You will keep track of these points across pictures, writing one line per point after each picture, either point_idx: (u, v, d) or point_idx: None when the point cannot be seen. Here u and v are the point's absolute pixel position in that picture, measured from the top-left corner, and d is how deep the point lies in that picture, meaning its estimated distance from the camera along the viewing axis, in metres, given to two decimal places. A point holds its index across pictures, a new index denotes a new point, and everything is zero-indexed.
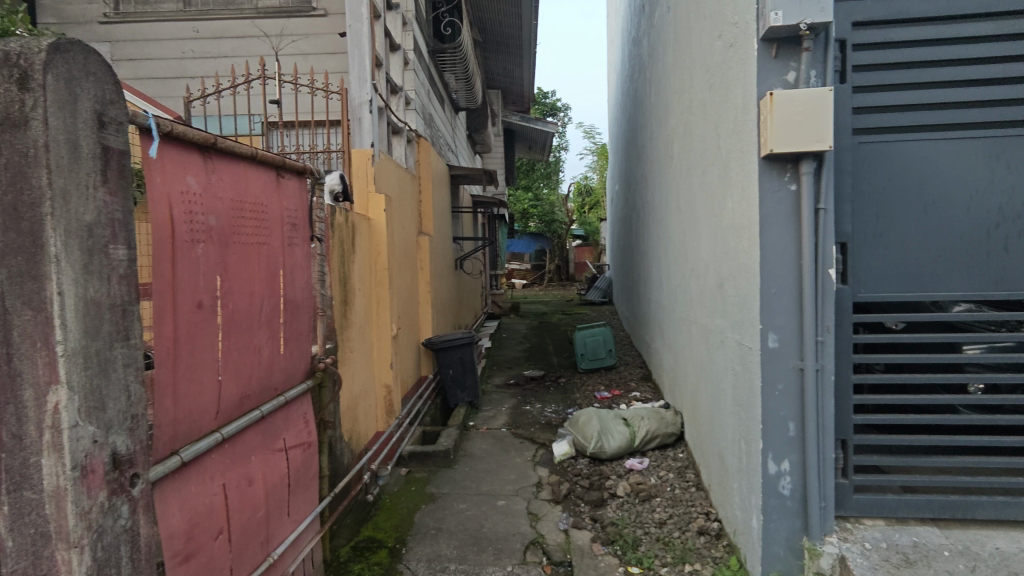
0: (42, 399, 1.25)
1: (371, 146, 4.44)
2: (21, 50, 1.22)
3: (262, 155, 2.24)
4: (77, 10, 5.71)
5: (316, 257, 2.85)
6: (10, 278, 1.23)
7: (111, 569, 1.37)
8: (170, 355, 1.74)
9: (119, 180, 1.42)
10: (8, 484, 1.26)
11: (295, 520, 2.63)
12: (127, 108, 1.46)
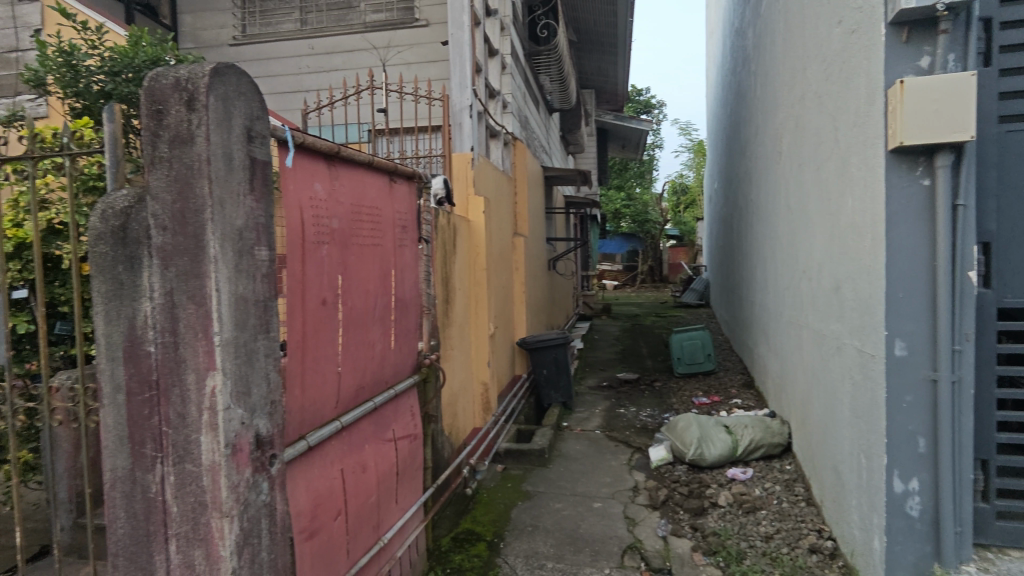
0: (202, 382, 1.41)
1: (471, 149, 4.57)
2: (189, 76, 1.38)
3: (378, 161, 2.38)
4: (211, 35, 6.39)
5: (423, 257, 2.98)
6: (179, 276, 1.40)
7: (254, 538, 1.52)
8: (299, 347, 1.89)
9: (263, 188, 1.57)
10: (175, 457, 1.44)
11: (401, 508, 2.76)
12: (270, 123, 1.61)
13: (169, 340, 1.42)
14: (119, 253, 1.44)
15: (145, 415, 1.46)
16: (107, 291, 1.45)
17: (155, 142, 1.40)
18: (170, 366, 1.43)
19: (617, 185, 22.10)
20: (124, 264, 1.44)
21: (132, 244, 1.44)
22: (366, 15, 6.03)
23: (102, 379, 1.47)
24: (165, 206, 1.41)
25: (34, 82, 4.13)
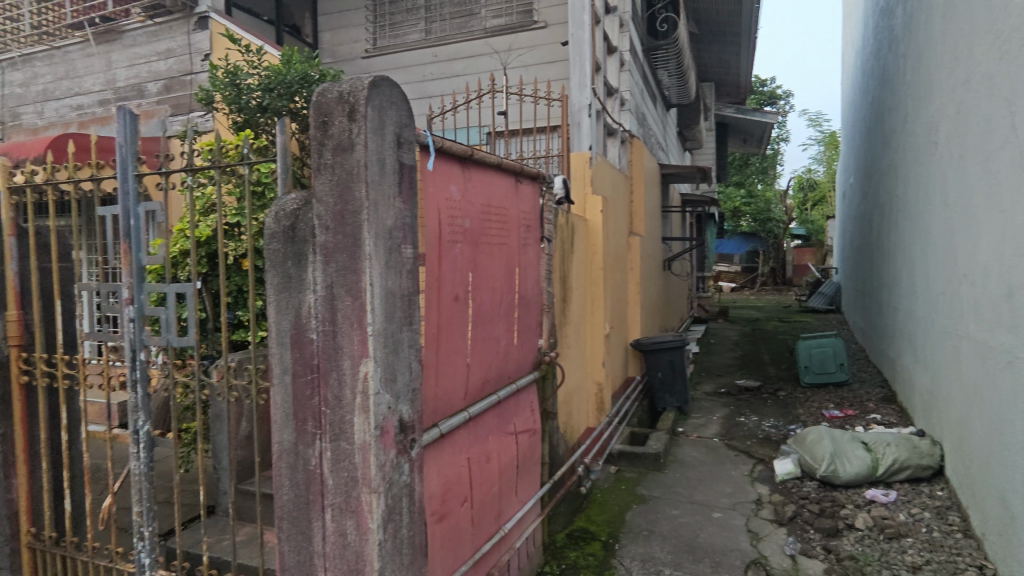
0: (357, 368, 1.55)
1: (589, 148, 4.56)
2: (351, 90, 1.52)
3: (506, 163, 2.46)
4: (346, 50, 6.96)
5: (544, 256, 3.04)
6: (338, 271, 1.55)
7: (396, 514, 1.64)
8: (434, 340, 2.01)
9: (409, 191, 1.69)
10: (331, 434, 1.59)
11: (521, 500, 2.84)
12: (416, 129, 1.72)
13: (330, 328, 1.57)
14: (289, 251, 1.62)
15: (308, 395, 1.62)
16: (278, 284, 1.64)
17: (322, 150, 1.56)
18: (329, 352, 1.58)
19: (736, 182, 20.96)
20: (292, 260, 1.62)
21: (300, 242, 1.60)
22: (486, 21, 6.23)
23: (273, 361, 1.66)
24: (328, 208, 1.56)
25: (204, 99, 4.74)
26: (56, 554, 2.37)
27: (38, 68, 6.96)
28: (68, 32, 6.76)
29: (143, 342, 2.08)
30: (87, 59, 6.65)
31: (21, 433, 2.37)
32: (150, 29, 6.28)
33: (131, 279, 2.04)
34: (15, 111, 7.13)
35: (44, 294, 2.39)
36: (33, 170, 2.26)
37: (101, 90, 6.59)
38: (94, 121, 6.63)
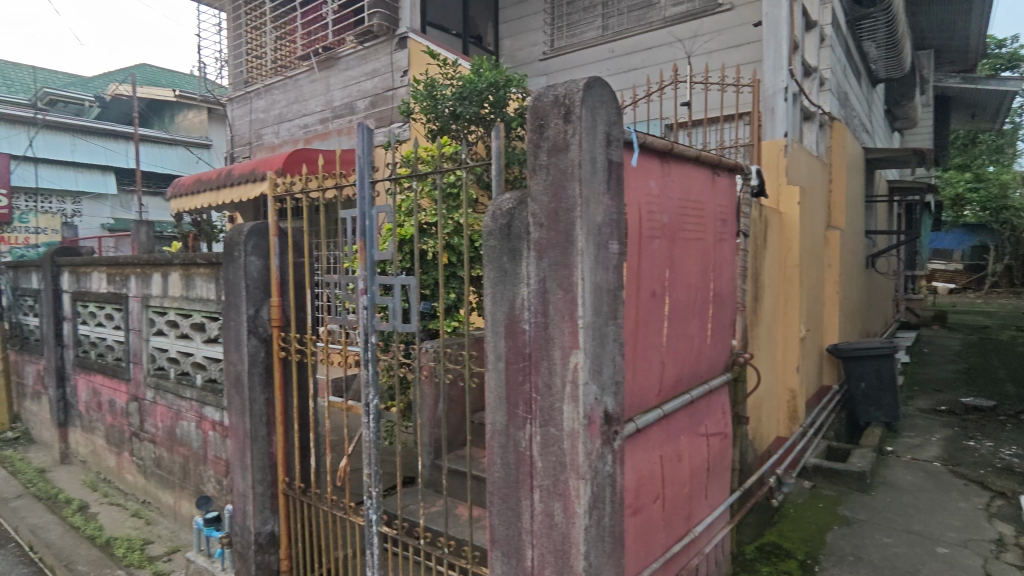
0: (567, 358, 1.62)
1: (784, 135, 4.21)
2: (566, 93, 1.60)
3: (705, 155, 2.39)
4: (526, 54, 7.25)
5: (740, 252, 2.88)
6: (552, 266, 1.63)
7: (600, 502, 1.69)
8: (633, 335, 2.01)
9: (616, 187, 1.72)
10: (541, 420, 1.69)
11: (711, 504, 2.74)
12: (623, 126, 1.75)
13: (542, 320, 1.67)
14: (504, 246, 1.75)
15: (520, 381, 1.74)
16: (494, 277, 1.78)
17: (537, 152, 1.66)
18: (540, 342, 1.67)
19: (960, 165, 17.77)
20: (508, 255, 1.74)
21: (515, 238, 1.72)
22: (667, 11, 6.08)
23: (488, 349, 1.80)
24: (542, 206, 1.65)
25: (406, 112, 5.30)
26: (303, 502, 2.83)
27: (275, 95, 8.30)
28: (297, 63, 7.97)
29: (374, 327, 2.38)
30: (311, 85, 7.77)
31: (280, 399, 2.87)
32: (360, 54, 7.14)
33: (365, 272, 2.35)
34: (259, 133, 8.61)
35: (298, 284, 2.86)
36: (291, 181, 2.71)
37: (322, 110, 7.67)
38: (316, 137, 7.76)
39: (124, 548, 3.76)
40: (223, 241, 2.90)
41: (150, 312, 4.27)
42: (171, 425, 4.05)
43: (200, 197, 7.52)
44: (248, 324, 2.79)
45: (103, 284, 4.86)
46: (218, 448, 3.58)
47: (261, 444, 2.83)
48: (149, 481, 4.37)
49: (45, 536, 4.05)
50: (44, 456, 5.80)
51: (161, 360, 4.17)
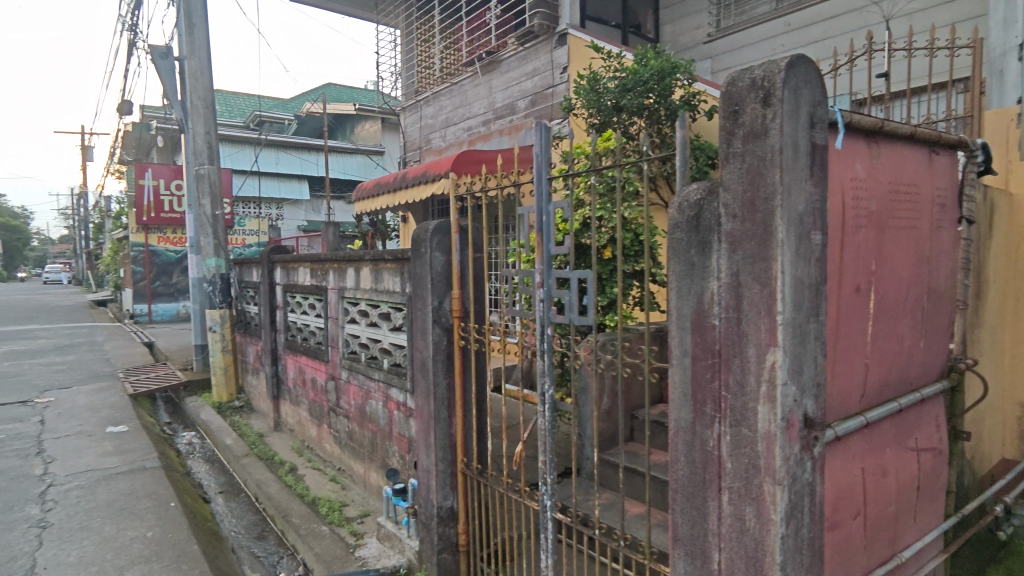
0: (763, 356, 1.53)
1: (1017, 101, 3.54)
2: (765, 75, 1.50)
3: (921, 132, 2.10)
4: (688, 38, 7.01)
5: (961, 242, 2.50)
6: (747, 258, 1.55)
7: (798, 511, 1.58)
8: (834, 335, 1.83)
9: (820, 172, 1.58)
10: (733, 419, 1.62)
11: (920, 529, 2.42)
12: (829, 105, 1.61)
13: (734, 315, 1.59)
14: (693, 239, 1.70)
15: (708, 378, 1.68)
16: (680, 271, 1.74)
17: (731, 140, 1.58)
18: (733, 338, 1.60)
19: None
20: (697, 248, 1.69)
21: (704, 230, 1.67)
22: None
23: (673, 344, 1.77)
24: (737, 196, 1.58)
25: (567, 107, 5.37)
26: (480, 482, 3.01)
27: (442, 101, 8.88)
28: (462, 70, 8.43)
29: (550, 319, 2.45)
30: (475, 88, 8.18)
31: (460, 384, 3.08)
32: (521, 54, 7.36)
33: (542, 266, 2.43)
34: (428, 138, 9.29)
35: (476, 277, 3.05)
36: (472, 181, 2.89)
37: (484, 112, 8.05)
38: (479, 139, 8.17)
39: (326, 508, 4.31)
40: (412, 238, 3.18)
41: (345, 302, 4.83)
42: (362, 403, 4.55)
43: (379, 200, 8.29)
44: (433, 314, 3.03)
45: (308, 277, 5.59)
46: (402, 426, 3.95)
47: (442, 425, 3.07)
48: (343, 451, 4.96)
49: (266, 490, 4.78)
50: (262, 423, 6.86)
51: (354, 344, 4.70)
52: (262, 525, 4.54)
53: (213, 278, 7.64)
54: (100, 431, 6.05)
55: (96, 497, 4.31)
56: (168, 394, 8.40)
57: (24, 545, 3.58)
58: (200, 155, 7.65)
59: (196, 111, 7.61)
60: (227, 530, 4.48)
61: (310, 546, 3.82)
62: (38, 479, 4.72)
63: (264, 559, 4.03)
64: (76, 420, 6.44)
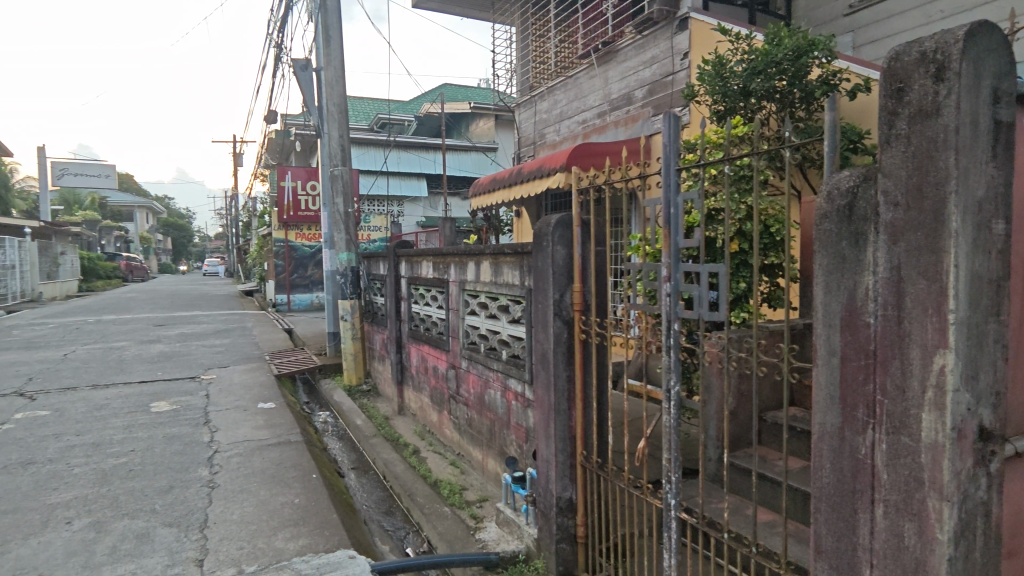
0: (929, 360, 1.39)
1: None
2: (937, 47, 1.35)
3: None
4: (825, 11, 6.44)
5: None
6: (912, 251, 1.41)
7: (970, 532, 1.41)
8: (1017, 337, 1.61)
9: (1005, 154, 1.40)
10: (890, 426, 1.48)
11: None
12: (1017, 75, 1.41)
13: (893, 313, 1.46)
14: (844, 230, 1.58)
15: (861, 380, 1.55)
16: (829, 265, 1.62)
17: (894, 121, 1.44)
18: (892, 338, 1.47)
19: None
20: (848, 239, 1.57)
21: (858, 220, 1.54)
22: None
23: (818, 342, 1.66)
24: (900, 182, 1.44)
25: (689, 95, 5.17)
26: (600, 476, 3.01)
27: (557, 96, 8.90)
28: (578, 63, 8.39)
29: (677, 314, 2.38)
30: (590, 81, 8.11)
31: (580, 377, 3.10)
32: (639, 43, 7.19)
33: (670, 259, 2.38)
34: (542, 132, 9.37)
35: (598, 270, 3.05)
36: (594, 174, 2.89)
37: (600, 104, 7.96)
38: (593, 132, 8.09)
39: (448, 490, 4.52)
40: (534, 232, 3.24)
41: (465, 295, 5.02)
42: (481, 392, 4.72)
43: (494, 195, 8.51)
44: (554, 307, 3.07)
45: (430, 271, 5.88)
46: (520, 417, 4.04)
47: (563, 417, 3.10)
48: (463, 437, 5.17)
49: (393, 470, 5.11)
50: (388, 407, 7.34)
51: (474, 335, 4.88)
52: (390, 502, 4.86)
53: (345, 271, 8.27)
54: (253, 406, 6.81)
55: (253, 464, 4.86)
56: (306, 377, 9.23)
57: (198, 501, 4.14)
58: (335, 157, 8.28)
59: (332, 117, 8.26)
60: (359, 503, 4.85)
61: (434, 525, 4.03)
62: (206, 445, 5.41)
63: (392, 533, 4.32)
64: (234, 396, 7.29)
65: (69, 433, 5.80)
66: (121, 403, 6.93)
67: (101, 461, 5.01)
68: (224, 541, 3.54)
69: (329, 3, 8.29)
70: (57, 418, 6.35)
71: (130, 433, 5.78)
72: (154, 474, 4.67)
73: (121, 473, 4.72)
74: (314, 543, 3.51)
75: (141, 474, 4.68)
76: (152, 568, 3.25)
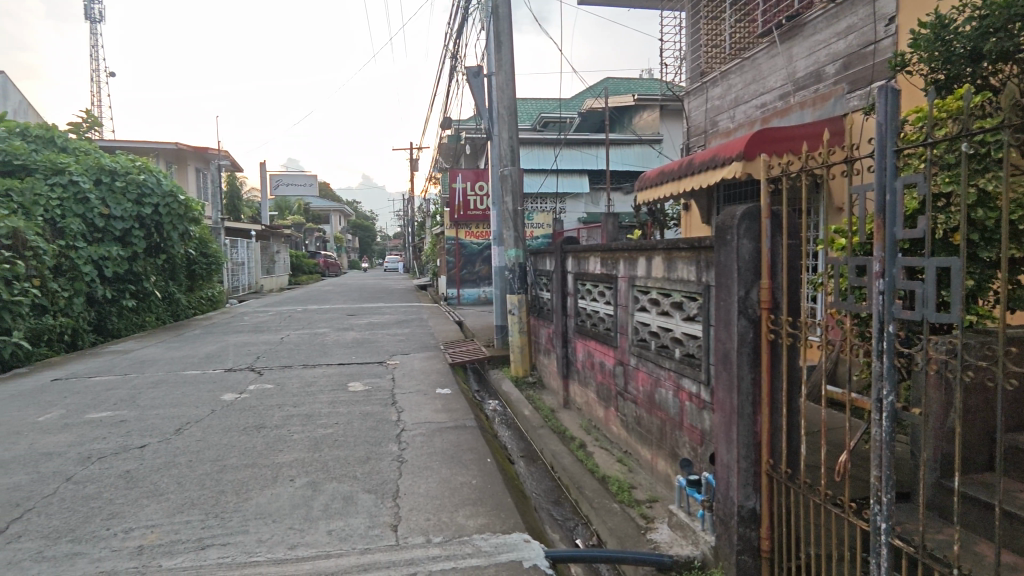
0: None
1: None
2: None
3: None
4: None
5: None
6: None
7: None
8: None
9: None
10: None
11: None
12: None
13: None
14: None
15: None
16: None
17: None
18: None
19: None
20: None
21: None
22: None
23: None
24: None
25: (897, 65, 4.52)
26: (790, 488, 2.77)
27: (732, 80, 8.34)
28: (757, 41, 7.77)
29: (892, 314, 2.10)
30: (772, 60, 7.48)
31: (767, 381, 2.88)
32: (831, 13, 6.48)
33: (884, 252, 2.10)
34: (714, 120, 8.88)
35: (790, 265, 2.82)
36: (788, 162, 2.68)
37: (783, 85, 7.30)
38: (775, 115, 7.45)
39: (616, 486, 4.51)
40: (716, 225, 3.09)
41: (635, 291, 4.95)
42: (651, 390, 4.61)
43: (662, 188, 8.24)
44: (739, 305, 2.89)
45: (598, 266, 5.89)
46: (695, 418, 3.89)
47: (747, 422, 2.91)
48: (631, 435, 5.10)
49: (561, 462, 5.22)
50: (553, 399, 7.51)
51: (644, 332, 4.78)
52: (559, 492, 4.95)
53: (513, 267, 8.62)
54: (432, 391, 7.41)
55: (434, 444, 5.30)
56: (477, 366, 9.79)
57: (390, 473, 4.62)
58: (505, 158, 8.66)
59: (502, 119, 8.62)
60: (530, 490, 5.02)
61: (603, 520, 4.04)
62: (395, 424, 6.01)
63: (562, 523, 4.39)
64: (415, 380, 8.01)
65: (288, 404, 6.83)
66: (326, 382, 7.97)
67: (313, 430, 5.82)
68: (414, 511, 3.91)
69: (501, 11, 8.66)
70: (278, 391, 7.50)
71: (334, 408, 6.63)
72: (355, 445, 5.31)
73: (329, 442, 5.44)
74: (492, 523, 3.73)
75: (344, 445, 5.34)
76: (357, 527, 3.70)
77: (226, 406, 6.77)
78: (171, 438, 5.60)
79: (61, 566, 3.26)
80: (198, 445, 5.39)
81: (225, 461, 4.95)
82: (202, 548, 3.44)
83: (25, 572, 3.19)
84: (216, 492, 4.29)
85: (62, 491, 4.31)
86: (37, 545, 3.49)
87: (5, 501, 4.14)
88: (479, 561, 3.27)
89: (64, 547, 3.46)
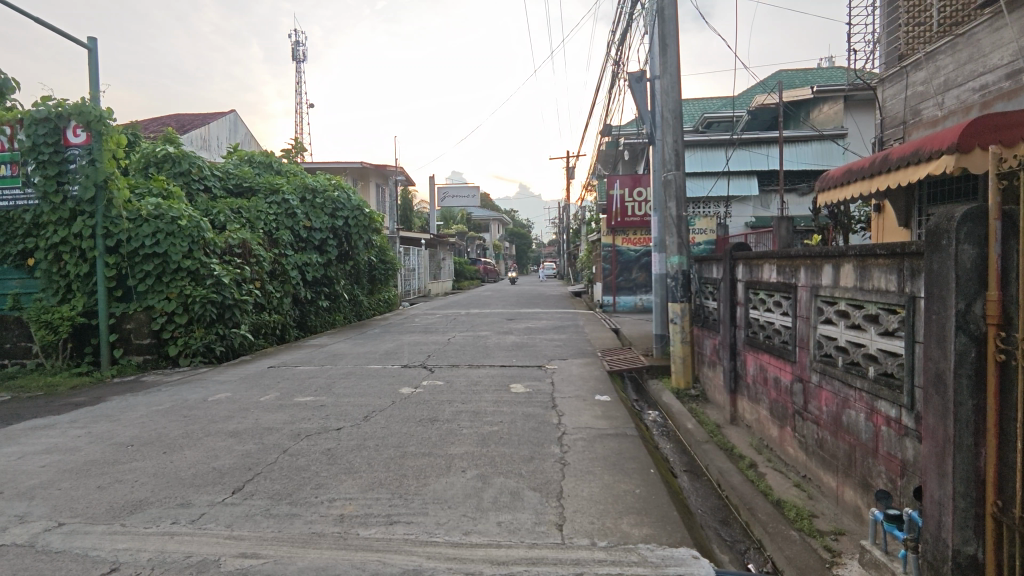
0: None
1: None
2: None
3: None
4: None
5: None
6: None
7: None
8: None
9: None
10: None
11: None
12: None
13: None
14: None
15: None
16: None
17: None
18: None
19: None
20: None
21: None
22: None
23: None
24: None
25: None
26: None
27: (940, 61, 7.28)
28: (975, 14, 6.69)
29: None
30: (996, 34, 6.41)
31: (995, 408, 2.48)
32: None
33: None
34: (917, 108, 7.86)
35: None
36: None
37: (1011, 61, 6.21)
38: (999, 98, 6.38)
39: (794, 513, 4.15)
40: (928, 228, 2.74)
41: (819, 301, 4.53)
42: (837, 411, 4.19)
43: (849, 187, 7.40)
44: (958, 319, 2.53)
45: (774, 274, 5.49)
46: (894, 446, 3.47)
47: (967, 455, 2.53)
48: (811, 459, 4.66)
49: (729, 480, 4.95)
50: (719, 415, 7.13)
51: (829, 347, 4.35)
52: (726, 511, 4.65)
53: (675, 274, 8.27)
54: (591, 397, 7.46)
55: (596, 449, 5.34)
56: (634, 375, 9.61)
57: (554, 473, 4.75)
58: (668, 162, 8.41)
59: (667, 122, 8.36)
60: (695, 505, 4.75)
61: (780, 547, 3.75)
62: (556, 426, 6.16)
63: (731, 544, 4.09)
64: (574, 385, 8.12)
65: (458, 401, 7.33)
66: (489, 382, 8.42)
67: (480, 427, 6.19)
68: (578, 513, 3.98)
69: (667, 12, 8.47)
70: (448, 388, 8.10)
71: (499, 407, 7.00)
72: (518, 444, 5.54)
73: (496, 439, 5.74)
74: (658, 534, 3.67)
75: (510, 442, 5.61)
76: (525, 522, 3.88)
77: (403, 398, 7.47)
78: (361, 423, 6.33)
79: (284, 524, 3.85)
80: (382, 431, 6.02)
81: (406, 448, 5.47)
82: (391, 524, 3.85)
83: (258, 525, 3.84)
84: (399, 475, 4.76)
85: (281, 461, 5.09)
86: (266, 504, 4.17)
87: (241, 464, 5.00)
88: (645, 570, 3.25)
89: (285, 508, 4.10)
